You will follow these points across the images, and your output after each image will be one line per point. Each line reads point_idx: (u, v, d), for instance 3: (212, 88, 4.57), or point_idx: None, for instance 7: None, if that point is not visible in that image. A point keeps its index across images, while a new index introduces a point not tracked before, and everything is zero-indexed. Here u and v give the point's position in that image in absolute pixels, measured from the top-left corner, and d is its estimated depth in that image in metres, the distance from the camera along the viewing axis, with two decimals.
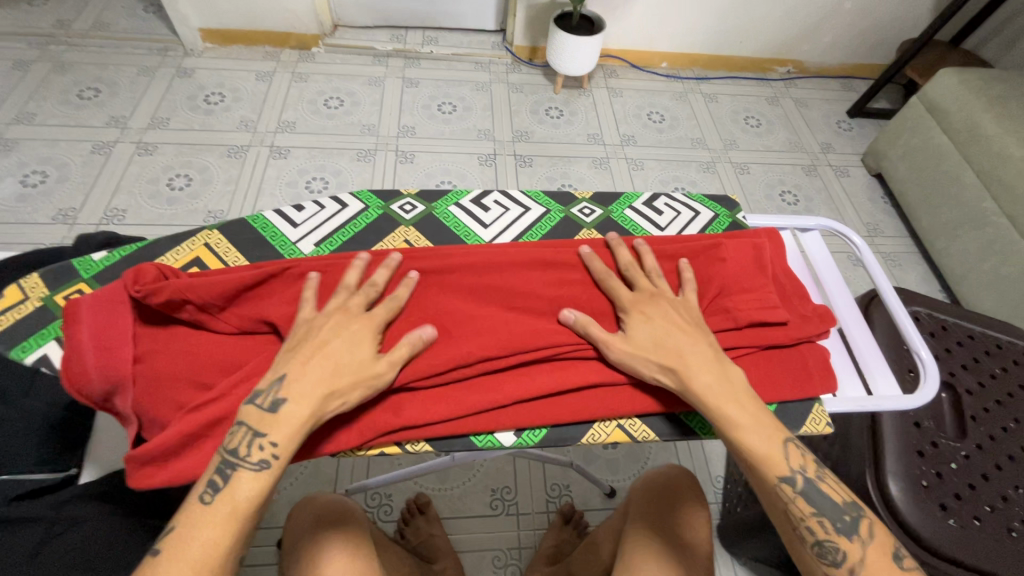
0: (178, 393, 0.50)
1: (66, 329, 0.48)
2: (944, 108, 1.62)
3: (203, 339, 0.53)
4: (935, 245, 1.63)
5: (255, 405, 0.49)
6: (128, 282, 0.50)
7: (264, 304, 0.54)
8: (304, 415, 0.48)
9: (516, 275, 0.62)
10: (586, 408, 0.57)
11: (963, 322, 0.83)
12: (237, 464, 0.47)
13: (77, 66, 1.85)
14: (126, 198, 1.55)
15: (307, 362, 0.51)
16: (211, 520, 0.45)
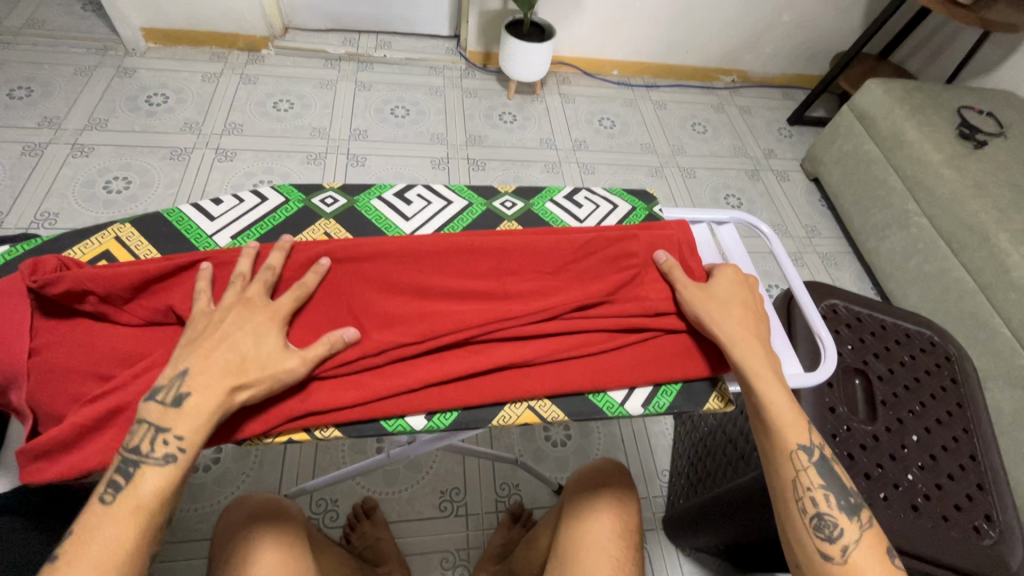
0: (75, 385, 0.50)
1: None
2: (871, 116, 1.72)
3: (106, 331, 0.53)
4: (866, 244, 1.73)
5: (156, 402, 0.48)
6: (24, 274, 0.50)
7: (169, 293, 0.54)
8: (208, 408, 0.48)
9: (431, 265, 0.63)
10: (495, 393, 0.58)
11: (877, 313, 0.88)
12: (140, 460, 0.47)
13: (7, 64, 1.77)
14: (59, 201, 1.49)
15: (209, 354, 0.50)
16: (120, 513, 0.45)
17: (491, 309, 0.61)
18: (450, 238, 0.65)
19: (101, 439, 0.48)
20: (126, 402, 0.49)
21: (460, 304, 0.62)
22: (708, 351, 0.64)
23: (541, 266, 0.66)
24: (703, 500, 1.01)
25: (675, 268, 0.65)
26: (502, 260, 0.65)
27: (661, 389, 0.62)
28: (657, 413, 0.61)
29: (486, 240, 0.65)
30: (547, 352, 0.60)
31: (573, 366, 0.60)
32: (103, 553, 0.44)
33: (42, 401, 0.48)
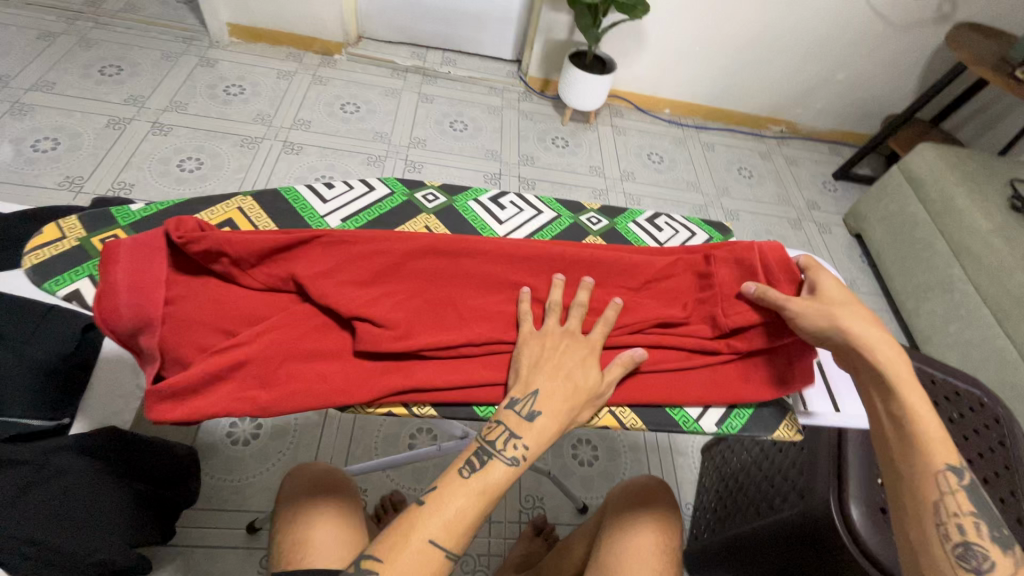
0: (203, 337, 0.51)
1: (104, 267, 0.50)
2: (921, 179, 1.74)
3: (232, 292, 0.54)
4: (907, 305, 1.73)
5: (514, 410, 0.52)
6: (168, 230, 0.52)
7: (292, 264, 0.55)
8: (554, 428, 0.52)
9: (524, 264, 0.63)
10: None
11: (925, 367, 0.89)
12: (492, 452, 0.51)
13: (102, 43, 1.89)
14: (135, 173, 1.57)
15: (549, 376, 0.54)
16: (466, 489, 0.50)
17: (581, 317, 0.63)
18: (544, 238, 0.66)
19: (222, 390, 0.48)
20: (249, 357, 0.50)
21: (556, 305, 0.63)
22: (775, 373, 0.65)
23: (622, 280, 0.67)
24: (730, 535, 1.00)
25: (769, 288, 0.63)
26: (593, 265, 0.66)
27: (733, 411, 0.64)
28: (729, 434, 0.63)
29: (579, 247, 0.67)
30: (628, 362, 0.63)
31: (650, 380, 0.63)
32: (450, 520, 0.48)
33: (174, 349, 0.50)
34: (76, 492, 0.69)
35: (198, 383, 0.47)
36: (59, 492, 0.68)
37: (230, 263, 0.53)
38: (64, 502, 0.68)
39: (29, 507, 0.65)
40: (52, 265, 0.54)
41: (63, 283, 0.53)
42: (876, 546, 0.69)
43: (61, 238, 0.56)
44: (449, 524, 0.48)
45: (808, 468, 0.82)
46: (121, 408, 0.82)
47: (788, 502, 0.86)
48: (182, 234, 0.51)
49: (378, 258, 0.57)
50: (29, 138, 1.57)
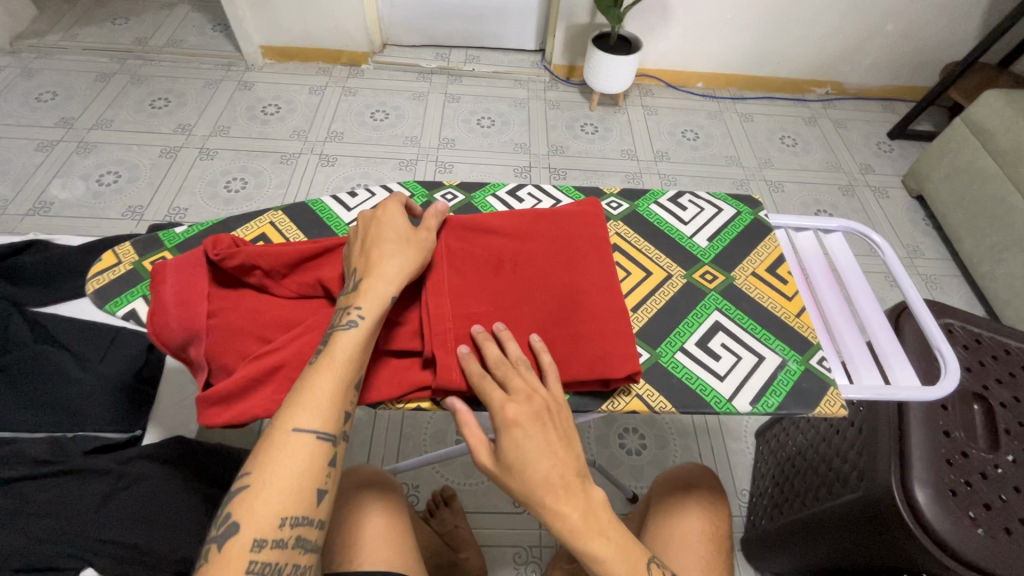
0: (244, 344, 0.55)
1: (154, 286, 0.54)
2: (989, 130, 1.59)
3: (268, 301, 0.58)
4: (980, 268, 1.59)
5: (344, 293, 0.55)
6: (206, 247, 0.55)
7: (320, 269, 0.58)
8: (387, 288, 0.54)
9: (522, 247, 0.64)
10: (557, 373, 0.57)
11: (998, 336, 0.81)
12: (334, 329, 0.53)
13: (151, 78, 2.02)
14: (188, 198, 1.68)
15: (379, 262, 0.56)
16: (324, 374, 0.51)
17: (561, 292, 0.61)
18: (503, 222, 0.65)
19: (265, 392, 0.52)
20: (286, 359, 0.53)
21: (512, 285, 0.61)
22: (614, 326, 0.59)
23: (605, 257, 0.65)
24: (788, 520, 0.95)
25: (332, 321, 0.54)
26: (563, 247, 0.64)
27: (770, 389, 0.59)
28: (766, 413, 0.58)
29: (541, 228, 0.65)
30: (620, 336, 0.58)
31: (614, 348, 0.57)
32: (318, 402, 0.49)
33: (217, 357, 0.53)
34: (154, 496, 0.74)
35: (243, 386, 0.51)
36: (140, 497, 0.73)
37: (263, 274, 0.56)
38: (144, 505, 0.72)
39: (114, 512, 0.70)
40: (110, 289, 0.59)
41: (121, 304, 0.58)
42: (942, 528, 0.66)
43: (117, 264, 0.61)
44: (316, 409, 0.49)
45: (868, 449, 0.77)
46: (189, 419, 0.87)
47: (849, 486, 0.81)
48: (219, 251, 0.55)
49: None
50: (94, 174, 1.71)
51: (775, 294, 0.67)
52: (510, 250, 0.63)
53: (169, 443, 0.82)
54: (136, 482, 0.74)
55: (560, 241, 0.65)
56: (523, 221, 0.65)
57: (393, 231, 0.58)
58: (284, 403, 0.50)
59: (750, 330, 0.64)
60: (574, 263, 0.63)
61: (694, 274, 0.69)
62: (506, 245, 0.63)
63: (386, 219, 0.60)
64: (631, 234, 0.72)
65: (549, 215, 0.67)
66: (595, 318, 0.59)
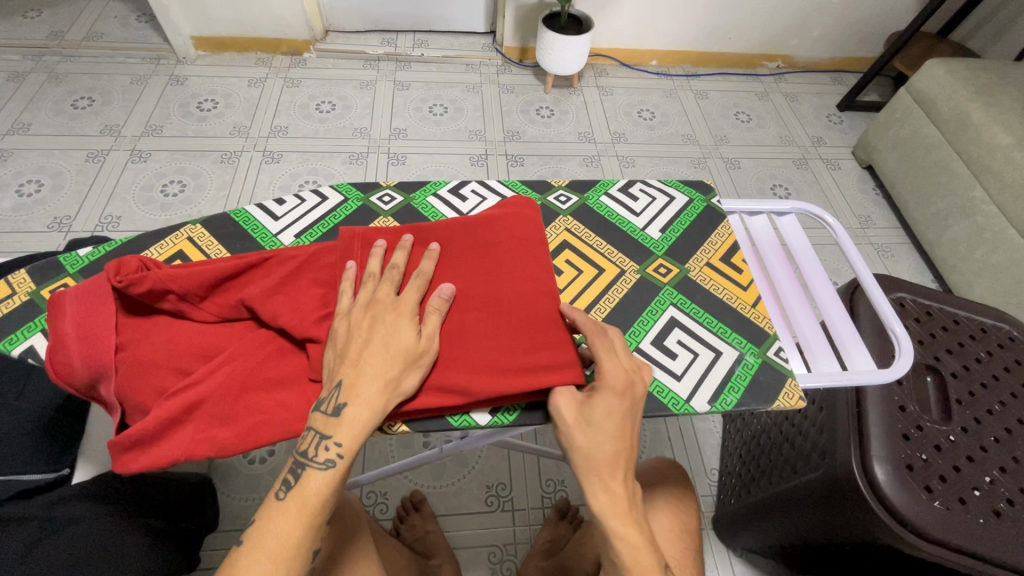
0: (159, 379, 0.49)
1: (50, 319, 0.48)
2: (932, 99, 1.62)
3: (186, 329, 0.52)
4: (927, 234, 1.64)
5: (320, 411, 0.48)
6: (108, 273, 0.50)
7: (242, 289, 0.53)
8: (365, 419, 0.47)
9: (455, 260, 0.59)
10: (446, 396, 0.52)
11: (948, 308, 0.83)
12: (307, 463, 0.48)
13: (71, 76, 1.87)
14: (121, 205, 1.57)
15: (359, 362, 0.49)
16: (287, 513, 0.48)
17: (498, 303, 0.56)
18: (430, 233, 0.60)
19: (186, 432, 0.47)
20: (207, 394, 0.48)
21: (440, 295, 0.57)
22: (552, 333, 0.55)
23: (538, 259, 0.60)
24: (755, 499, 0.96)
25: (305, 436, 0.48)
26: (501, 241, 0.61)
27: (728, 385, 0.57)
28: (724, 411, 0.56)
29: (475, 232, 0.61)
30: (563, 342, 0.55)
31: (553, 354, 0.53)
32: (274, 550, 0.46)
33: (130, 396, 0.48)
34: (89, 539, 0.69)
35: (168, 424, 0.47)
36: (71, 542, 0.68)
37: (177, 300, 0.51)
38: (76, 552, 0.67)
39: (40, 562, 0.65)
40: (4, 325, 0.53)
41: (16, 342, 0.52)
42: (900, 503, 0.67)
43: (11, 295, 0.55)
44: (272, 557, 0.46)
45: (827, 426, 0.78)
46: None
47: (811, 465, 0.81)
48: (122, 276, 0.49)
49: (330, 271, 0.56)
50: (13, 184, 1.57)
51: (730, 285, 0.65)
52: (437, 262, 0.59)
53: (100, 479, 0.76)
54: (66, 525, 0.70)
55: (495, 245, 0.60)
56: (453, 228, 0.61)
57: (381, 322, 0.51)
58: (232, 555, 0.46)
59: (705, 324, 0.62)
60: (493, 267, 0.59)
61: (648, 268, 0.66)
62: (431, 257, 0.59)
63: (379, 318, 0.51)
64: (581, 229, 0.69)
65: (485, 215, 0.63)
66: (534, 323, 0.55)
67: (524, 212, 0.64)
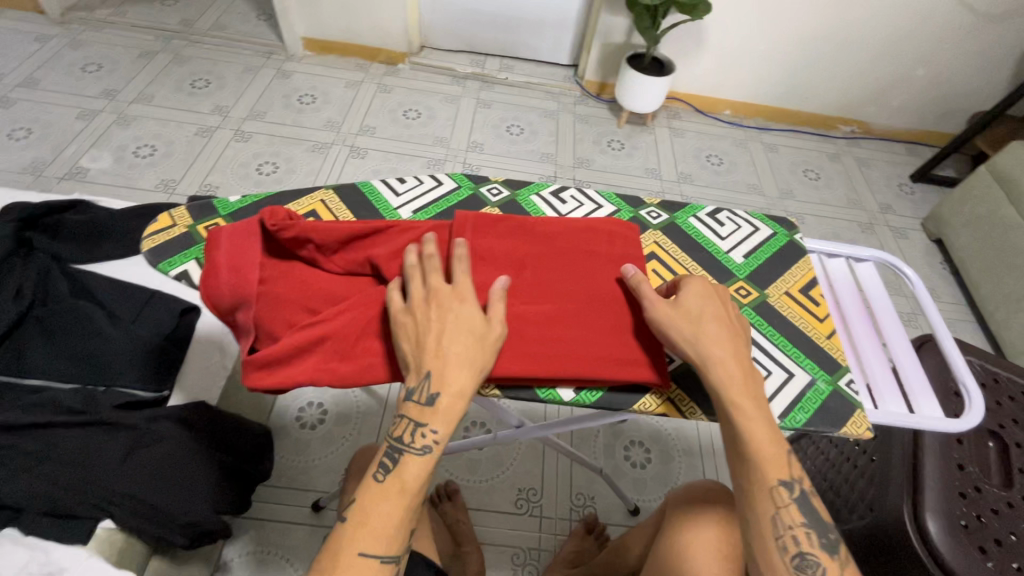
0: (292, 314, 0.57)
1: (209, 251, 0.57)
2: (1014, 180, 1.60)
3: (317, 277, 0.60)
4: (995, 315, 1.59)
5: (413, 401, 0.52)
6: (263, 217, 0.58)
7: (368, 249, 0.60)
8: (458, 408, 0.52)
9: (551, 256, 0.65)
10: (531, 371, 0.57)
11: (1018, 379, 0.82)
12: (403, 448, 0.54)
13: (194, 60, 2.08)
14: (220, 176, 1.72)
15: (439, 350, 0.52)
16: (386, 495, 0.53)
17: (588, 300, 0.62)
18: (531, 230, 0.67)
19: (312, 361, 0.54)
20: (330, 330, 0.55)
21: (537, 286, 0.63)
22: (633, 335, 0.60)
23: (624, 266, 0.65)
24: None
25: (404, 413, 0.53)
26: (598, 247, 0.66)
27: (798, 404, 0.60)
28: (792, 428, 0.59)
29: (570, 235, 0.67)
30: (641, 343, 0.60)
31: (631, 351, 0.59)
32: (378, 528, 0.52)
33: (266, 324, 0.56)
34: (172, 457, 0.77)
35: (292, 352, 0.53)
36: (158, 457, 0.76)
37: (315, 249, 0.59)
38: (161, 467, 0.76)
39: (133, 470, 0.74)
40: (165, 248, 0.61)
41: (174, 265, 0.60)
42: (953, 559, 0.66)
43: (172, 226, 0.63)
44: (378, 532, 0.52)
45: (880, 477, 0.78)
46: (212, 385, 0.89)
47: (857, 514, 0.82)
48: (275, 221, 0.57)
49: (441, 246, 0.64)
50: (131, 146, 1.75)
51: (807, 315, 0.68)
52: (534, 255, 0.65)
53: (190, 407, 0.83)
54: (158, 442, 0.77)
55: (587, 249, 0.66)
56: (555, 228, 0.68)
57: (450, 312, 0.54)
58: (339, 530, 0.52)
59: (779, 346, 0.65)
60: (583, 268, 0.65)
61: (729, 288, 0.70)
62: (530, 251, 0.65)
63: (445, 306, 0.54)
64: (668, 244, 0.74)
65: (583, 220, 0.69)
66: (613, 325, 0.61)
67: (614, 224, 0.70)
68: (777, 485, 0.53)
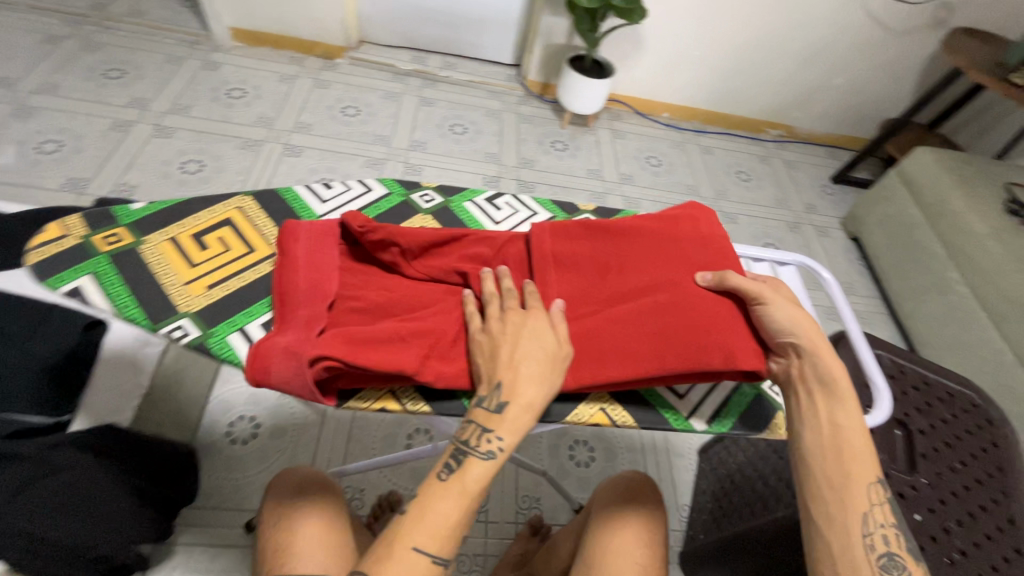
0: (361, 315, 0.59)
1: (286, 244, 0.61)
2: (919, 183, 1.74)
3: (397, 281, 0.65)
4: (904, 308, 1.73)
5: (482, 406, 0.54)
6: (345, 220, 0.63)
7: (451, 257, 0.66)
8: (526, 419, 0.53)
9: (632, 250, 0.67)
10: (604, 373, 0.57)
11: (922, 369, 0.89)
12: (468, 451, 0.54)
13: (107, 47, 1.91)
14: (137, 175, 1.59)
15: (514, 363, 0.55)
16: (451, 495, 0.53)
17: (682, 285, 0.62)
18: (620, 228, 0.69)
19: (399, 349, 0.55)
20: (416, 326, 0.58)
21: (625, 285, 0.65)
22: (727, 321, 0.59)
23: (704, 254, 0.67)
24: (725, 535, 0.99)
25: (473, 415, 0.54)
26: (684, 239, 0.68)
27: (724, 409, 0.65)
28: (720, 432, 0.64)
29: (653, 226, 0.69)
30: (735, 329, 0.59)
31: (724, 330, 0.58)
32: (435, 526, 0.51)
33: (336, 319, 0.57)
34: (81, 485, 0.72)
35: (367, 338, 0.54)
36: (65, 486, 0.71)
37: (399, 252, 0.63)
38: (70, 497, 0.70)
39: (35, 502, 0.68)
40: (55, 263, 0.55)
41: (65, 280, 0.54)
42: None
43: (65, 236, 0.58)
44: (437, 532, 0.51)
45: None
46: (122, 407, 0.85)
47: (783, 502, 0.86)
48: (360, 224, 0.63)
49: (521, 253, 0.68)
50: (34, 141, 1.59)
51: None
52: (620, 258, 0.67)
53: (94, 433, 0.79)
54: (63, 470, 0.72)
55: (676, 240, 0.68)
56: (644, 222, 0.69)
57: (512, 329, 0.57)
58: (398, 520, 0.52)
59: None
60: (672, 258, 0.66)
61: None
62: (613, 252, 0.68)
63: (526, 321, 0.58)
64: None
65: (661, 213, 0.72)
66: (707, 312, 0.59)
67: (677, 211, 0.72)
68: (875, 481, 0.55)
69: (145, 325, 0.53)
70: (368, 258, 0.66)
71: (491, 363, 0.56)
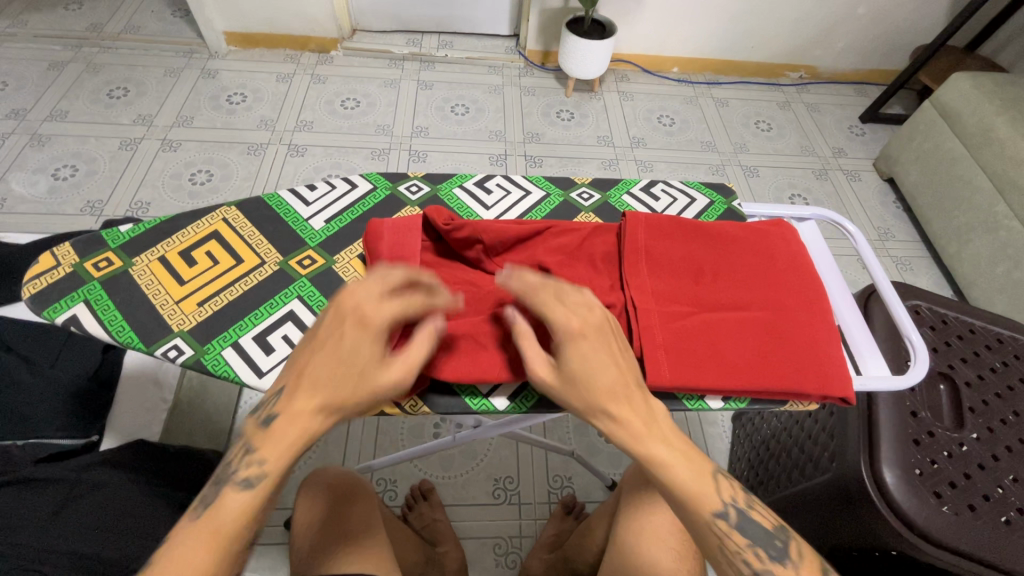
0: None
1: (374, 240, 0.66)
2: (956, 112, 1.61)
3: (480, 276, 0.68)
4: (948, 249, 1.62)
5: (255, 417, 0.53)
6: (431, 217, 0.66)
7: (534, 251, 0.67)
8: (290, 437, 0.51)
9: (725, 258, 0.66)
10: (688, 378, 0.57)
11: (966, 317, 0.83)
12: (226, 480, 0.51)
13: (108, 67, 1.93)
14: (150, 191, 1.62)
15: (313, 361, 0.52)
16: (194, 533, 0.47)
17: (767, 304, 0.62)
18: (709, 236, 0.68)
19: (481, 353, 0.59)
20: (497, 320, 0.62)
21: (715, 295, 0.63)
22: (807, 348, 0.59)
23: (790, 267, 0.66)
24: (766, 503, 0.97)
25: (251, 418, 0.53)
26: (779, 257, 0.67)
27: None
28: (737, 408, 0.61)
29: (744, 238, 0.68)
30: (821, 353, 0.59)
31: (802, 354, 0.58)
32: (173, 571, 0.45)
33: None
34: (114, 501, 0.74)
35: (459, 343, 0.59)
36: (97, 503, 0.73)
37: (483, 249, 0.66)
38: (103, 513, 0.72)
39: (69, 519, 0.69)
40: (48, 294, 0.60)
41: (59, 311, 0.59)
42: (910, 509, 0.67)
43: (56, 266, 0.62)
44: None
45: (838, 431, 0.78)
46: (151, 421, 0.93)
47: (820, 468, 0.82)
48: (447, 222, 0.65)
49: (604, 246, 0.68)
50: (50, 168, 1.63)
51: None
52: (714, 264, 0.66)
53: (122, 450, 0.83)
54: (96, 488, 0.74)
55: (766, 254, 0.67)
56: (731, 231, 0.69)
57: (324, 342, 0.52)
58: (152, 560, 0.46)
59: None
60: (769, 272, 0.65)
61: None
62: (703, 256, 0.67)
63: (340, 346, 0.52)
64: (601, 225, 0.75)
65: (749, 223, 0.71)
66: (799, 339, 0.59)
67: (766, 226, 0.71)
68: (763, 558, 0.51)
69: (142, 348, 0.59)
70: (455, 252, 0.69)
71: (302, 373, 0.53)
